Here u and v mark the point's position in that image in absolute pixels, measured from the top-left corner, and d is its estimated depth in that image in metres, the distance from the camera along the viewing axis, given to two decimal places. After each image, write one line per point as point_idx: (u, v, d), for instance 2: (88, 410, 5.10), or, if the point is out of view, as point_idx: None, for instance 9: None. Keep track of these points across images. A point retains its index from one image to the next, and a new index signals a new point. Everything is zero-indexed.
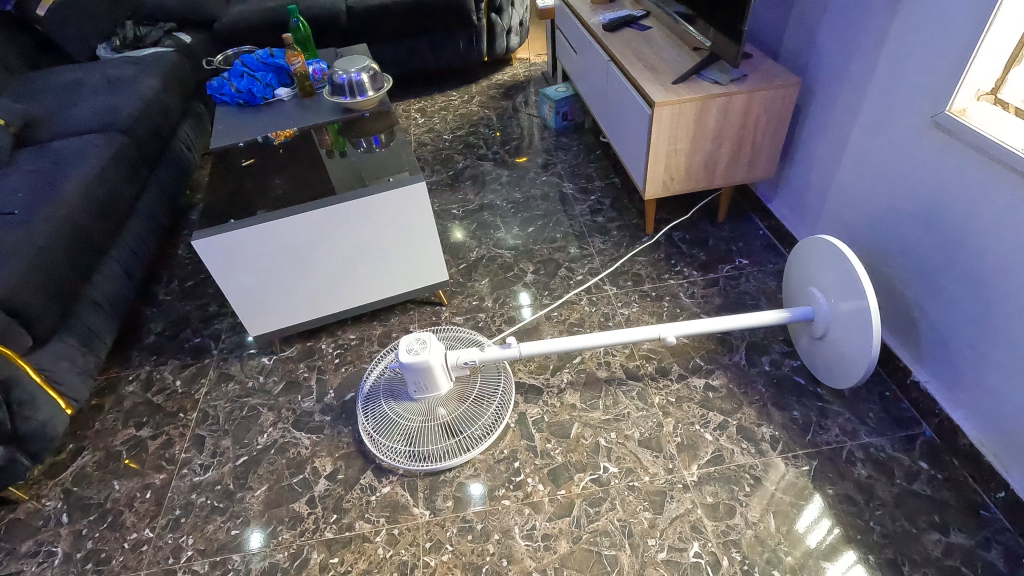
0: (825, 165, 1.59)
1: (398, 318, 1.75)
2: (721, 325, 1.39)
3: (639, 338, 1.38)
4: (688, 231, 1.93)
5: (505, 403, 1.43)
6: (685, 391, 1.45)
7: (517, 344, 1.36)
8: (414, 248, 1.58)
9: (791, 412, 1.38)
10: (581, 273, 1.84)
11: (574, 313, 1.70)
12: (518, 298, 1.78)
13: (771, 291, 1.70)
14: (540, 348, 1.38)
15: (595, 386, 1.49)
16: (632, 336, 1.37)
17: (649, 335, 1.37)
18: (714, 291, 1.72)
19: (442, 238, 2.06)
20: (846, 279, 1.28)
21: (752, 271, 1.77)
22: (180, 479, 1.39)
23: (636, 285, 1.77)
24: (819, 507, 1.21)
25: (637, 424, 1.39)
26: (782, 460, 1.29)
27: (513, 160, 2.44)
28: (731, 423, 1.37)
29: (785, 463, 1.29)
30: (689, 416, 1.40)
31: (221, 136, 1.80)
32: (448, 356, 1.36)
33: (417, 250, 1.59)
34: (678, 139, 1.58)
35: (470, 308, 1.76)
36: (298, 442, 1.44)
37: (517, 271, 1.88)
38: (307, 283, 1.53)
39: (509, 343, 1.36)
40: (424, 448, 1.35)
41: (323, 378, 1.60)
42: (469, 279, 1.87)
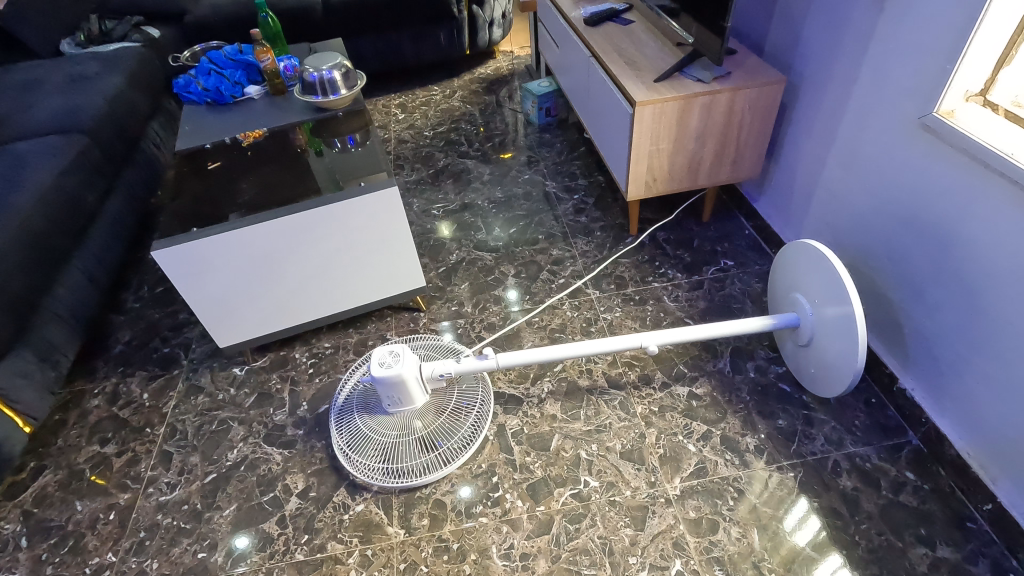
0: (810, 165, 1.55)
1: (376, 325, 1.70)
2: (704, 334, 1.35)
3: (622, 348, 1.34)
4: (673, 231, 1.89)
5: (482, 415, 1.39)
6: (669, 400, 1.41)
7: (494, 355, 1.32)
8: (387, 255, 1.52)
9: (776, 421, 1.35)
10: (563, 276, 1.79)
11: (556, 318, 1.66)
12: (506, 296, 1.74)
13: (756, 294, 1.67)
14: (518, 360, 1.33)
15: (576, 396, 1.45)
16: (613, 346, 1.33)
17: (631, 346, 1.33)
18: (698, 295, 1.68)
19: (422, 240, 2.00)
20: (832, 285, 1.24)
21: (738, 272, 1.73)
22: (146, 499, 1.34)
23: (619, 289, 1.72)
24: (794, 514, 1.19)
25: (619, 436, 1.36)
26: (767, 472, 1.26)
27: (496, 156, 2.38)
28: (715, 433, 1.34)
29: (770, 475, 1.25)
30: (673, 426, 1.36)
31: (188, 137, 1.72)
32: (423, 368, 1.31)
33: (391, 258, 1.53)
34: (660, 139, 1.53)
35: (449, 314, 1.71)
36: (269, 458, 1.39)
37: (498, 274, 1.83)
38: (277, 292, 1.47)
39: (484, 354, 1.32)
40: (400, 464, 1.30)
41: (296, 389, 1.55)
42: (448, 283, 1.81)
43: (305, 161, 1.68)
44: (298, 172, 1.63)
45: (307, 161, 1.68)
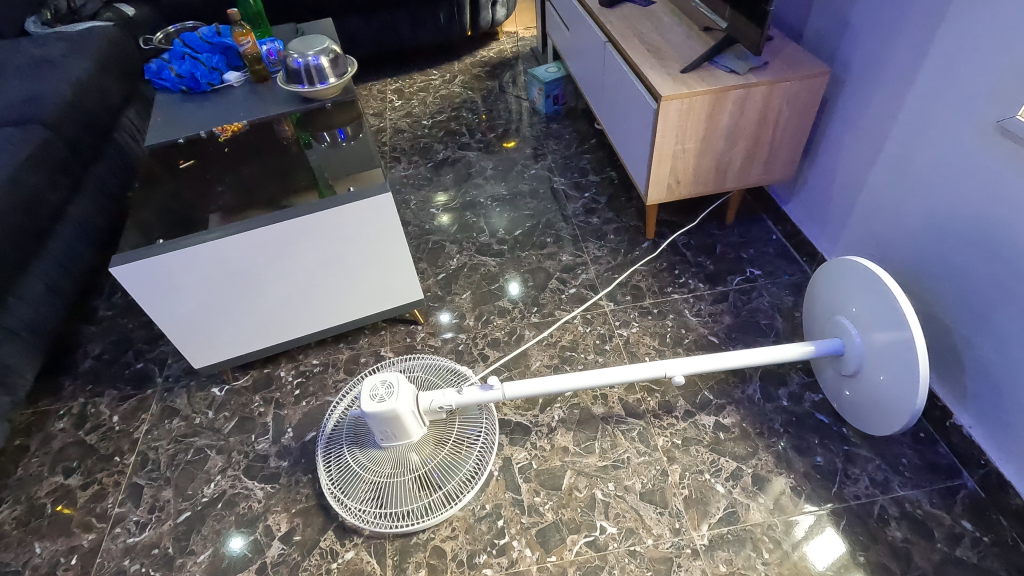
0: (853, 168, 1.39)
1: (369, 340, 1.55)
2: (736, 362, 1.20)
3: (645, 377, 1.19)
4: (694, 236, 1.73)
5: (488, 447, 1.25)
6: (693, 432, 1.28)
7: (500, 385, 1.18)
8: (381, 268, 1.36)
9: (814, 458, 1.21)
10: (574, 286, 1.64)
11: (566, 334, 1.51)
12: (507, 289, 1.65)
13: (787, 308, 1.52)
14: (526, 390, 1.19)
15: (590, 425, 1.31)
16: (633, 375, 1.19)
17: (655, 376, 1.19)
18: (723, 309, 1.53)
19: (419, 241, 1.84)
20: (884, 311, 1.09)
21: (766, 284, 1.58)
22: (112, 541, 1.20)
23: (635, 301, 1.58)
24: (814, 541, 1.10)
25: (639, 473, 1.22)
26: (804, 519, 1.13)
27: (500, 145, 2.22)
28: (746, 472, 1.20)
29: (808, 523, 1.12)
30: (697, 462, 1.23)
31: (159, 130, 1.55)
32: (420, 397, 1.17)
33: (385, 271, 1.38)
34: (686, 137, 1.36)
35: (449, 327, 1.56)
36: (249, 495, 1.25)
37: (503, 283, 1.67)
38: (257, 309, 1.32)
39: (489, 385, 1.17)
40: (395, 507, 1.17)
41: (281, 414, 1.40)
42: (448, 292, 1.66)
43: (291, 159, 1.52)
44: (282, 171, 1.47)
45: (294, 159, 1.51)
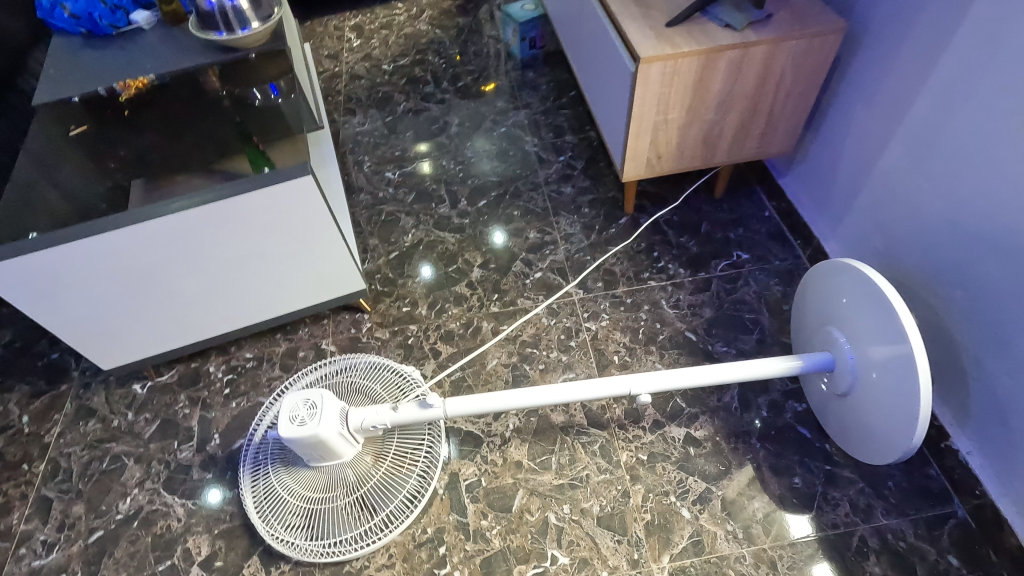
0: (863, 145, 1.19)
1: (309, 331, 1.39)
2: (705, 378, 1.09)
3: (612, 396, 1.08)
4: (677, 212, 1.54)
5: (431, 465, 1.12)
6: (662, 446, 1.15)
7: (441, 403, 1.05)
8: (311, 257, 1.19)
9: (792, 479, 1.10)
10: (540, 269, 1.47)
11: (529, 327, 1.36)
12: (493, 236, 1.55)
13: (775, 301, 1.36)
14: (464, 409, 1.06)
15: (548, 437, 1.18)
16: (594, 393, 1.07)
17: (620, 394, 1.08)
18: (703, 300, 1.37)
19: (372, 213, 1.64)
20: (882, 325, 0.93)
21: (753, 271, 1.41)
22: (16, 564, 1.09)
23: (607, 289, 1.41)
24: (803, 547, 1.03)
25: (597, 494, 1.10)
26: (775, 551, 1.02)
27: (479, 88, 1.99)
28: (715, 494, 1.09)
29: (778, 556, 1.02)
30: (663, 482, 1.11)
31: (50, 84, 1.28)
32: (346, 410, 1.03)
33: (317, 261, 1.20)
34: (670, 106, 1.15)
35: (399, 317, 1.40)
36: (168, 512, 1.14)
37: (461, 264, 1.50)
38: (169, 305, 1.15)
39: (427, 403, 1.04)
40: (324, 535, 1.05)
41: (208, 416, 1.27)
42: (400, 275, 1.49)
43: (216, 128, 1.34)
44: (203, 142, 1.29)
45: (220, 128, 1.34)
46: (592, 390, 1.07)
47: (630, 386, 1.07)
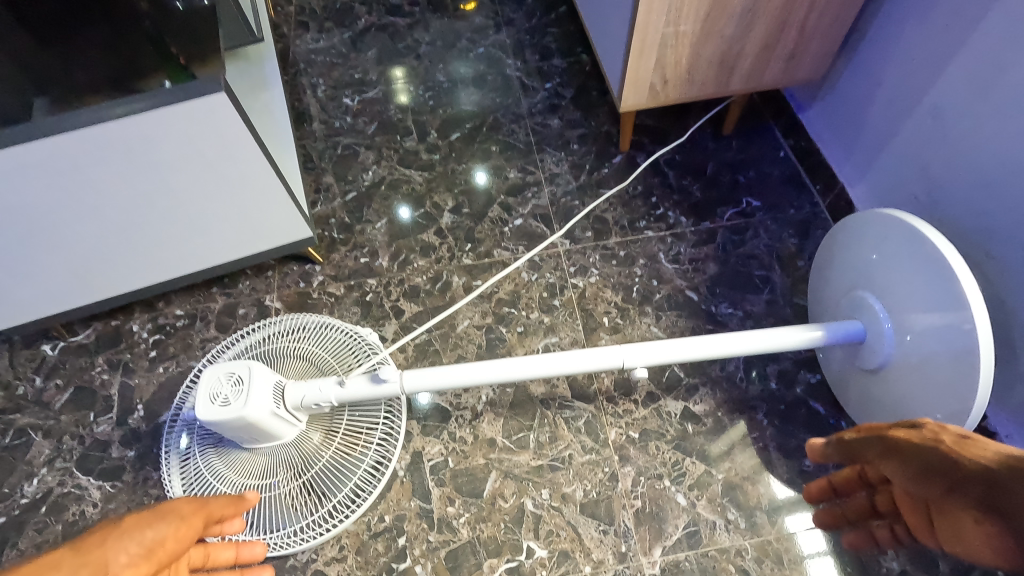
0: (909, 73, 0.99)
1: (251, 285, 1.19)
2: (712, 348, 0.92)
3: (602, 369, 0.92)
4: (679, 151, 1.34)
5: (392, 434, 0.96)
6: (655, 423, 1.00)
7: (397, 378, 0.88)
8: (238, 197, 0.98)
9: (802, 461, 0.97)
10: (521, 215, 1.27)
11: (506, 282, 1.18)
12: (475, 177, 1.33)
13: (788, 255, 1.19)
14: (424, 385, 0.90)
15: (526, 410, 1.02)
16: (581, 366, 0.91)
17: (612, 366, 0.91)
18: (707, 253, 1.20)
19: (326, 145, 1.41)
20: (935, 288, 0.77)
21: (765, 220, 1.24)
22: None
23: (598, 239, 1.23)
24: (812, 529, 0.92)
25: (581, 478, 0.96)
26: (780, 543, 0.91)
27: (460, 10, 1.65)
28: (714, 478, 0.96)
29: (784, 547, 0.90)
30: (657, 465, 0.97)
31: None
32: (281, 383, 0.86)
33: (245, 202, 0.99)
34: (684, 15, 0.93)
35: (356, 270, 1.21)
36: (82, 496, 0.99)
37: (429, 208, 1.29)
38: (62, 254, 0.94)
39: (380, 377, 0.87)
40: (264, 526, 0.90)
41: (130, 384, 1.09)
42: (358, 220, 1.28)
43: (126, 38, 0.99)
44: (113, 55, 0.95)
45: (131, 39, 0.99)
46: (579, 359, 0.91)
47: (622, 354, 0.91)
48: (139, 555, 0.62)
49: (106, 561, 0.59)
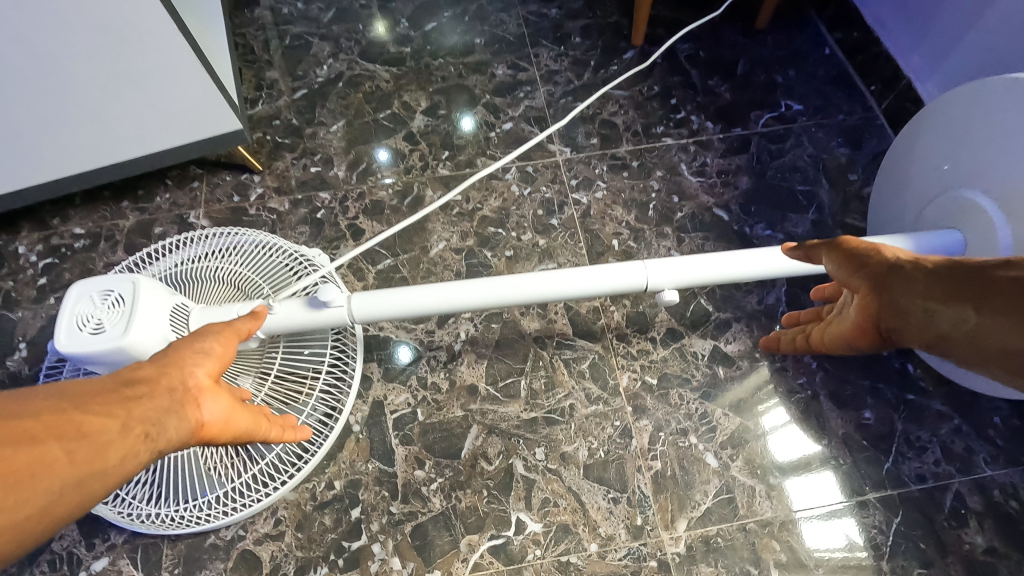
0: None
1: (171, 199, 0.95)
2: (761, 266, 0.70)
3: (619, 292, 0.70)
4: (704, 45, 1.10)
5: (348, 374, 0.75)
6: (678, 366, 0.80)
7: (342, 297, 0.65)
8: (125, 61, 0.71)
9: (861, 414, 0.77)
10: (510, 119, 1.03)
11: (492, 197, 0.95)
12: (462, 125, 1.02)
13: (837, 169, 0.97)
14: (381, 309, 0.67)
15: (516, 351, 0.81)
16: (591, 288, 0.69)
17: (633, 288, 0.70)
18: (739, 165, 0.98)
19: (270, 33, 1.14)
20: None
21: (808, 127, 1.01)
22: None
23: (605, 147, 1.00)
24: (876, 497, 0.73)
25: (585, 434, 0.76)
26: (821, 513, 0.72)
27: None
28: (751, 435, 0.76)
29: (825, 518, 0.72)
30: (680, 417, 0.77)
31: None
32: (183, 306, 0.64)
33: (136, 70, 0.73)
34: None
35: (304, 181, 0.97)
36: None
37: (398, 109, 1.04)
38: None
39: (323, 301, 0.65)
40: (182, 495, 0.68)
41: (13, 318, 0.86)
42: (308, 122, 1.03)
43: None
44: None
45: None
46: (591, 277, 0.68)
47: (646, 271, 0.69)
48: (205, 361, 0.55)
49: (180, 366, 0.53)
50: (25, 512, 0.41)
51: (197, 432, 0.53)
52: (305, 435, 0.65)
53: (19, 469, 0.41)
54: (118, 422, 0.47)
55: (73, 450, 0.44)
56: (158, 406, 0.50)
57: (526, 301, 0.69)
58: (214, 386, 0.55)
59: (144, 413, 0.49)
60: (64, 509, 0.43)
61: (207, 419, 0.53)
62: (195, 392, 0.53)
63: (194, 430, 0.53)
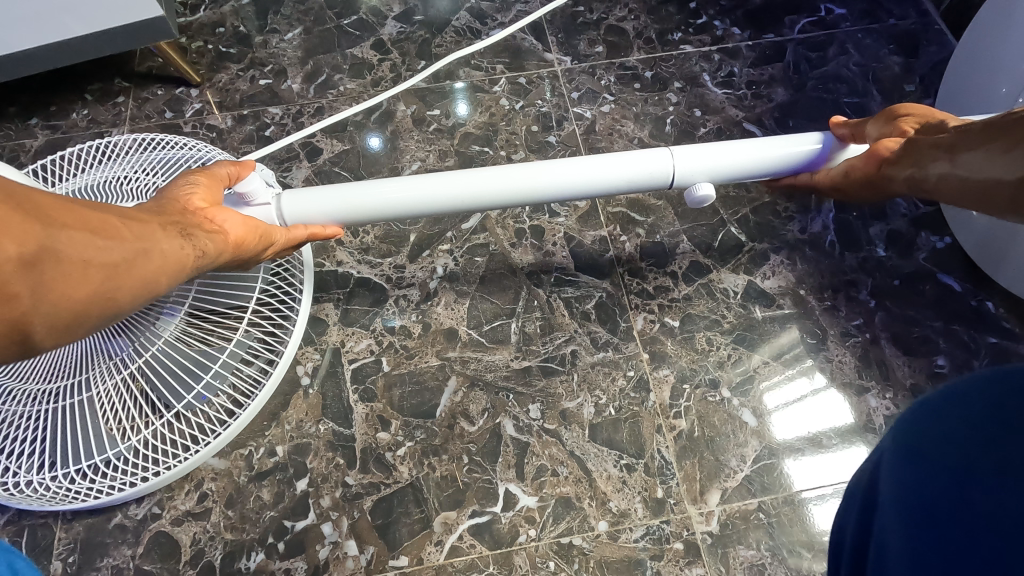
0: None
1: (90, 117, 0.79)
2: (803, 150, 0.57)
3: (640, 187, 0.57)
4: None
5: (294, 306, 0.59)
6: (705, 306, 0.65)
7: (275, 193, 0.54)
8: None
9: (933, 362, 0.62)
10: (500, 25, 0.86)
11: (477, 111, 0.79)
12: (456, 72, 0.82)
13: (889, 80, 0.82)
14: (314, 208, 0.54)
15: (506, 287, 0.66)
16: (604, 176, 0.55)
17: (656, 181, 0.56)
18: (773, 76, 0.82)
19: None
20: None
21: (854, 32, 0.85)
22: None
23: (612, 56, 0.83)
24: None
25: (592, 386, 0.61)
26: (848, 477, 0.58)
27: None
28: (778, 407, 0.60)
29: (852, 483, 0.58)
30: (710, 366, 0.62)
31: None
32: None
33: None
34: None
35: (251, 95, 0.81)
36: None
37: (366, 14, 0.87)
38: None
39: (242, 195, 0.53)
40: (78, 462, 0.50)
41: None
42: (257, 30, 0.86)
43: None
44: None
45: None
46: (607, 166, 0.55)
47: (673, 159, 0.56)
48: (197, 188, 0.47)
49: (174, 195, 0.46)
50: (94, 279, 0.35)
51: (227, 247, 0.45)
52: (336, 232, 0.56)
53: (76, 223, 0.34)
54: (148, 219, 0.41)
55: (120, 223, 0.37)
56: (176, 219, 0.43)
57: (522, 197, 0.56)
58: (219, 208, 0.48)
59: (168, 220, 0.42)
60: (128, 295, 0.37)
61: (231, 232, 0.46)
62: (202, 214, 0.46)
63: (223, 245, 0.45)
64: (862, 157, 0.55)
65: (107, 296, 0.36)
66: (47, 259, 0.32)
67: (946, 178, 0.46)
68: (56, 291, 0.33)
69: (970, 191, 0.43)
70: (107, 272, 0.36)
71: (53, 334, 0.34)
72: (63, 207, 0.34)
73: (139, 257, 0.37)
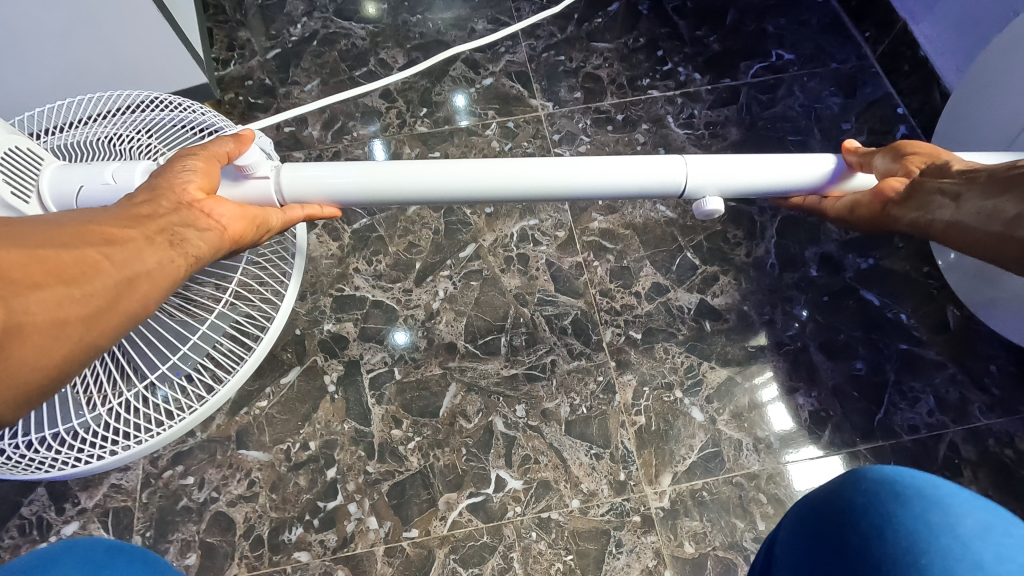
0: None
1: None
2: (809, 173, 0.57)
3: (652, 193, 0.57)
4: None
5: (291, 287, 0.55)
6: (663, 321, 0.77)
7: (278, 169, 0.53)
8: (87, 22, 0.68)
9: (854, 365, 0.75)
10: (492, 73, 0.98)
11: (472, 153, 0.92)
12: (453, 119, 0.95)
13: (830, 119, 0.94)
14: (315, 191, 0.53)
15: (496, 306, 0.78)
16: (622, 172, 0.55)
17: (668, 189, 0.57)
18: (728, 117, 0.94)
19: None
20: None
21: (800, 76, 0.97)
22: None
23: (589, 101, 0.96)
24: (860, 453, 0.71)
25: (567, 389, 0.74)
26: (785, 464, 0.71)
27: None
28: (726, 413, 0.73)
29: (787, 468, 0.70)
30: (666, 372, 0.75)
31: None
32: (28, 149, 0.48)
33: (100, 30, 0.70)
34: None
35: (277, 141, 0.94)
36: None
37: (375, 66, 1.00)
38: None
39: (241, 166, 0.51)
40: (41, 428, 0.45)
41: None
42: (280, 84, 0.99)
43: None
44: None
45: None
46: (625, 167, 0.55)
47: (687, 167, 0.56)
48: (193, 175, 0.46)
49: (169, 183, 0.45)
50: (72, 327, 0.35)
51: (225, 240, 0.46)
52: (333, 210, 0.56)
53: (41, 281, 0.34)
54: (130, 233, 0.40)
55: (96, 257, 0.37)
56: (166, 220, 0.43)
57: (540, 193, 0.55)
58: (215, 196, 0.47)
59: (156, 227, 0.42)
60: (116, 323, 0.38)
61: (230, 226, 0.46)
62: (197, 206, 0.45)
63: (221, 240, 0.46)
64: (868, 193, 0.55)
65: (92, 344, 0.37)
66: (16, 329, 0.33)
67: (955, 228, 0.50)
68: (29, 354, 0.34)
69: (982, 241, 0.49)
70: (83, 321, 0.36)
71: (34, 390, 0.35)
72: (23, 263, 0.34)
73: (122, 290, 0.38)
